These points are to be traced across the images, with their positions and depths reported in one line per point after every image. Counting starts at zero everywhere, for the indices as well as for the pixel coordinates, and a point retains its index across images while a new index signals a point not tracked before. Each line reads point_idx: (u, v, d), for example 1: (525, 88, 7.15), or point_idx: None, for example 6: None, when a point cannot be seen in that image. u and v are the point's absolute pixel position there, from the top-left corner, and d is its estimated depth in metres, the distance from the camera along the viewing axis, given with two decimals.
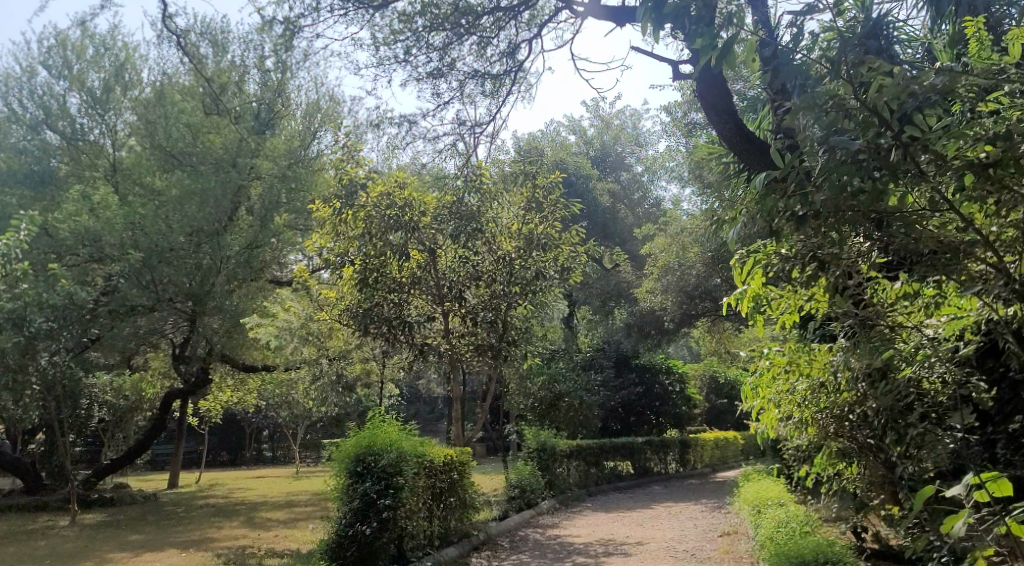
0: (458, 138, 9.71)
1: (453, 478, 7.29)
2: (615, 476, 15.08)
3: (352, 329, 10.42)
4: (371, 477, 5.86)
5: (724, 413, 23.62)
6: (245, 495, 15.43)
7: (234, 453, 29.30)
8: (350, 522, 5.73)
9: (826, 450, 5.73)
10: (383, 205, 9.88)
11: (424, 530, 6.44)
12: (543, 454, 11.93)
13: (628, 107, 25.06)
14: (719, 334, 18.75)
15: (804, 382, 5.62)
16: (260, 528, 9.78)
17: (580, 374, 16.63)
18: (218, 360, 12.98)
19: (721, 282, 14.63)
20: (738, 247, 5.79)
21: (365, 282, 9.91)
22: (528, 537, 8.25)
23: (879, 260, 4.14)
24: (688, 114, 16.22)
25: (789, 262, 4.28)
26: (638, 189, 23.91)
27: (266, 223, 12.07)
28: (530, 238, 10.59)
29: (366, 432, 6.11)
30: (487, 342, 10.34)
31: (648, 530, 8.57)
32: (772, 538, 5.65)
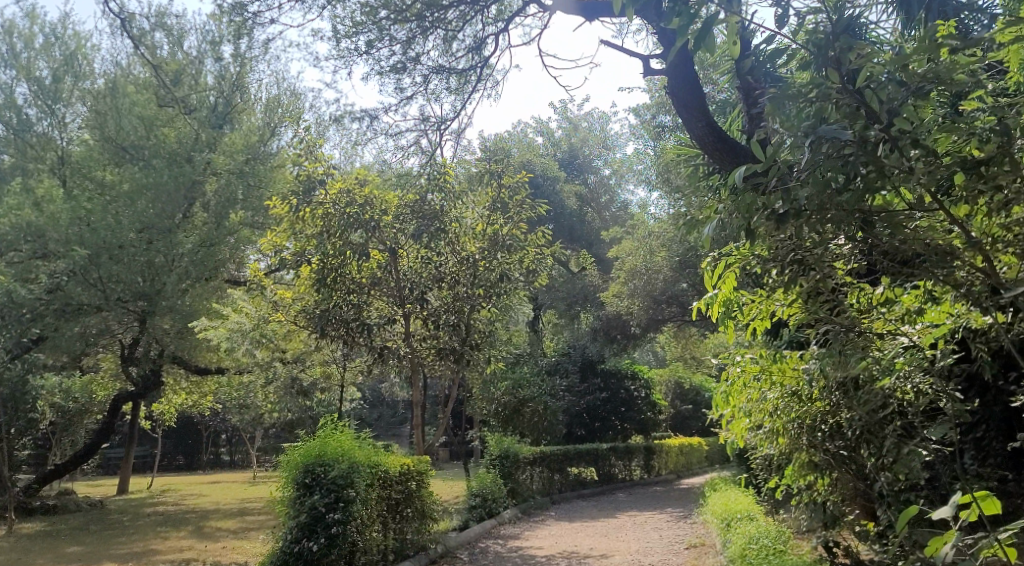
0: (422, 135, 9.40)
1: (409, 489, 6.95)
2: (579, 483, 14.82)
3: (308, 332, 10.02)
4: (320, 490, 5.52)
5: (689, 418, 23.55)
6: (198, 502, 14.87)
7: (190, 457, 28.51)
8: (296, 538, 5.36)
9: (796, 463, 5.51)
10: (343, 203, 9.54)
11: (377, 546, 6.08)
12: (506, 461, 11.61)
13: (597, 109, 24.91)
14: (685, 339, 18.61)
15: (777, 391, 5.40)
16: (208, 539, 9.32)
17: (545, 379, 16.36)
18: (169, 363, 12.45)
19: (688, 287, 14.48)
20: (710, 250, 5.60)
21: (322, 282, 9.46)
22: (489, 549, 7.93)
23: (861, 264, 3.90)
24: (656, 117, 16.10)
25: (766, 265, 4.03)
26: (604, 193, 23.79)
27: (221, 220, 11.56)
28: (495, 240, 10.24)
29: (316, 441, 5.77)
30: (448, 346, 10.02)
31: (612, 542, 8.32)
32: (744, 557, 5.35)
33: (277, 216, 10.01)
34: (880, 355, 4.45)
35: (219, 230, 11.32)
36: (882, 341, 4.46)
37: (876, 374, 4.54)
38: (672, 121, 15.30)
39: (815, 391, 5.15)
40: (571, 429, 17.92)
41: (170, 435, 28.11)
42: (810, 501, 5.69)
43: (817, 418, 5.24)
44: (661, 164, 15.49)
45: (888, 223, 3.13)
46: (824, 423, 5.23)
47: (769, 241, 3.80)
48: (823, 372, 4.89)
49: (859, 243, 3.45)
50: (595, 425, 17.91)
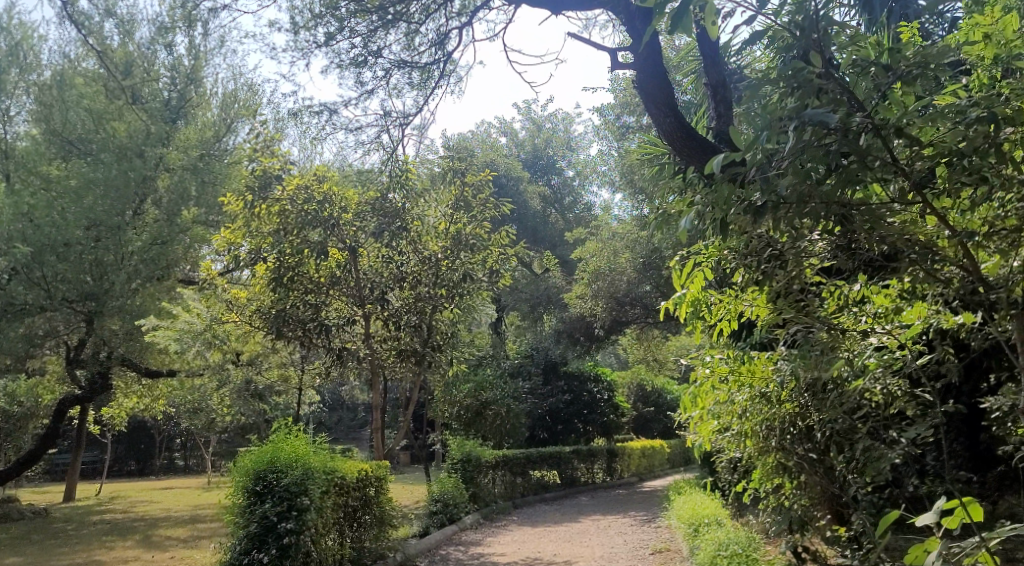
0: (383, 130, 9.15)
1: (366, 495, 6.69)
2: (542, 487, 14.67)
3: (264, 333, 9.69)
4: (272, 497, 5.26)
5: (651, 420, 23.59)
6: (148, 509, 14.36)
7: (143, 462, 27.68)
8: (245, 549, 5.09)
9: (764, 465, 5.43)
10: (301, 200, 9.21)
11: (334, 555, 5.82)
12: (468, 465, 11.39)
13: (560, 110, 24.87)
14: (648, 342, 18.59)
15: (745, 392, 5.28)
16: (157, 548, 8.91)
17: (508, 382, 16.18)
18: (117, 366, 11.95)
19: (652, 289, 14.42)
20: (678, 249, 5.49)
21: (278, 281, 9.12)
22: (449, 556, 7.70)
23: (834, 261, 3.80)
24: (620, 118, 16.06)
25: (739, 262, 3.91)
26: (568, 193, 23.72)
27: (173, 217, 11.03)
28: (457, 240, 9.96)
29: (268, 446, 5.48)
30: (410, 347, 9.81)
31: (576, 547, 8.18)
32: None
33: (231, 212, 9.65)
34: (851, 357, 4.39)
35: (171, 227, 10.87)
36: (853, 342, 4.41)
37: (846, 375, 4.48)
38: (635, 122, 15.28)
39: (783, 393, 5.07)
40: (533, 432, 17.77)
41: (121, 439, 27.28)
42: (777, 505, 5.62)
43: (785, 420, 5.16)
44: (625, 165, 15.45)
45: (868, 215, 3.01)
46: (792, 425, 5.17)
47: (743, 237, 3.68)
48: (794, 374, 4.80)
49: (837, 240, 3.33)
50: (557, 428, 17.88)
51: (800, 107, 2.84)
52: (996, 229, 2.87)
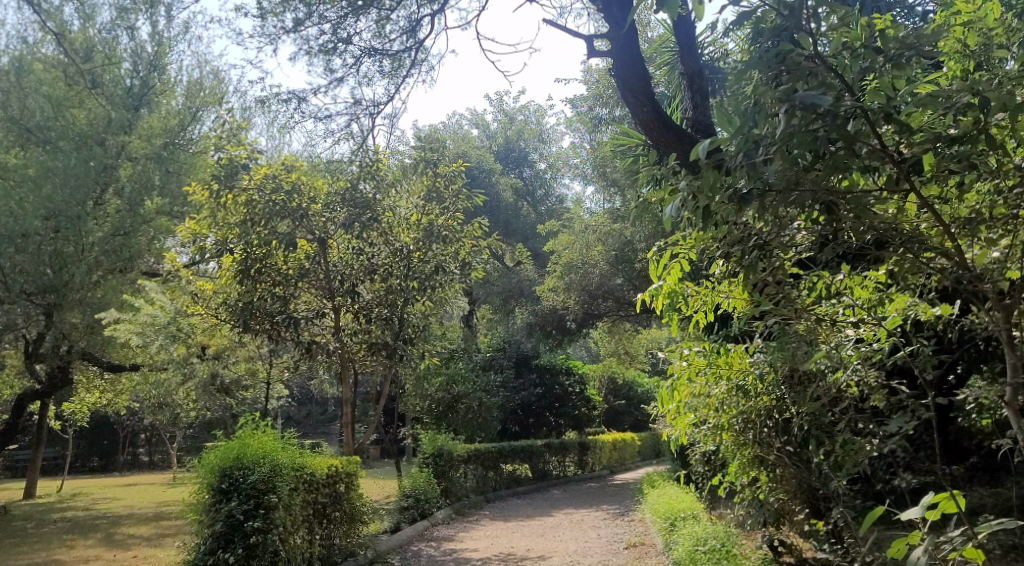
0: (353, 119, 8.95)
1: (337, 491, 6.53)
2: (514, 481, 14.58)
3: (231, 326, 9.44)
4: (238, 495, 5.06)
5: (622, 413, 23.66)
6: (110, 506, 13.98)
7: (106, 458, 27.08)
8: (211, 549, 4.91)
9: (741, 458, 5.40)
10: (269, 189, 8.96)
11: (303, 553, 5.66)
12: (439, 459, 11.26)
13: (532, 102, 24.75)
14: (619, 335, 18.58)
15: (723, 385, 5.21)
16: (119, 547, 8.63)
17: (480, 375, 16.05)
18: (78, 360, 11.59)
19: (624, 282, 14.37)
20: (656, 240, 5.41)
21: (246, 274, 8.88)
22: (421, 552, 7.58)
23: (815, 251, 3.75)
24: (593, 110, 15.99)
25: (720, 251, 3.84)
26: (540, 186, 23.65)
27: (135, 207, 10.65)
28: (429, 230, 9.77)
29: (235, 442, 5.30)
30: (381, 341, 9.63)
31: (549, 542, 8.10)
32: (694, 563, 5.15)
33: (196, 202, 9.37)
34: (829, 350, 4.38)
35: (133, 217, 10.53)
36: (831, 334, 4.39)
37: (824, 368, 4.46)
38: (608, 113, 15.23)
39: (761, 385, 5.03)
40: (505, 425, 17.71)
41: (83, 435, 26.67)
42: (753, 497, 5.60)
43: (762, 413, 5.14)
44: (598, 158, 15.39)
45: (855, 205, 2.97)
46: (768, 418, 5.15)
47: (725, 227, 3.61)
48: (772, 367, 4.77)
49: (821, 230, 3.29)
50: (528, 421, 17.86)
51: (790, 91, 2.78)
52: (985, 217, 2.85)
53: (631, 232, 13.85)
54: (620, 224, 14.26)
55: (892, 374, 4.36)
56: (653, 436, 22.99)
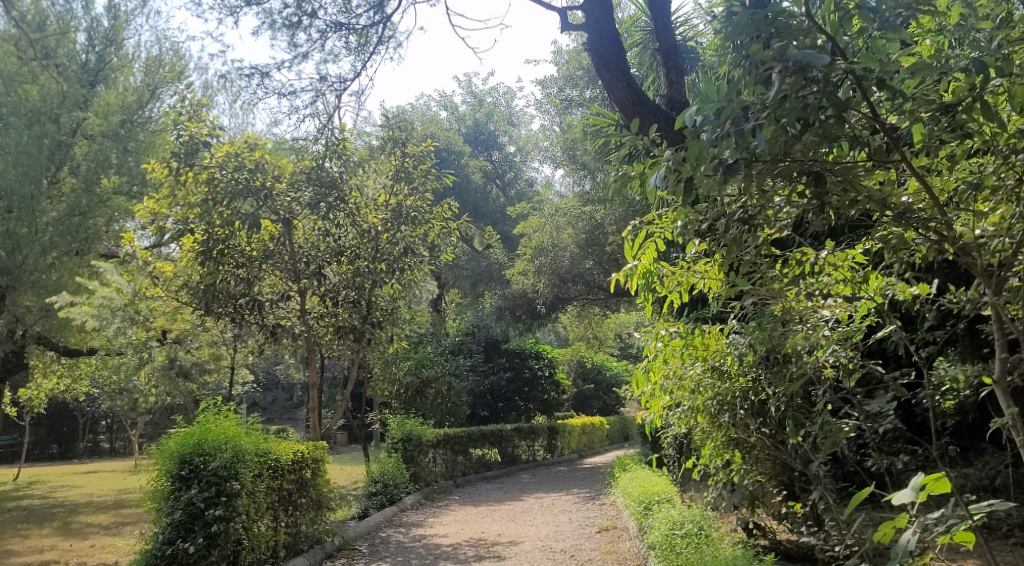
0: (318, 95, 8.69)
1: (303, 477, 6.33)
2: (483, 465, 14.48)
3: (192, 309, 9.13)
4: (198, 482, 4.85)
5: (591, 398, 23.69)
6: (68, 494, 13.53)
7: (65, 446, 26.39)
8: (169, 539, 4.68)
9: (715, 440, 5.33)
10: (231, 167, 8.62)
11: (268, 541, 5.46)
12: (408, 444, 11.11)
13: (502, 85, 24.54)
14: (589, 320, 18.55)
15: (699, 366, 5.11)
16: (74, 536, 8.29)
17: (450, 359, 15.91)
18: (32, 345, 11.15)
19: (595, 265, 14.31)
20: (632, 218, 5.28)
21: (207, 255, 8.55)
22: (390, 539, 7.42)
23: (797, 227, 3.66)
24: (562, 91, 15.87)
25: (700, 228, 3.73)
26: (509, 169, 23.50)
27: (91, 185, 10.24)
28: (397, 211, 9.51)
29: (195, 427, 5.07)
30: (348, 324, 9.34)
31: (520, 527, 7.99)
32: (671, 548, 5.06)
33: (155, 181, 8.99)
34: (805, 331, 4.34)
35: (90, 197, 10.11)
36: (808, 315, 4.33)
37: (803, 349, 4.39)
38: (578, 95, 15.12)
39: (736, 367, 4.95)
40: (474, 410, 17.62)
41: (40, 422, 25.94)
42: (726, 480, 5.54)
43: (738, 396, 5.05)
44: (568, 140, 15.27)
45: (844, 177, 2.92)
46: (744, 400, 5.06)
47: (708, 203, 3.50)
48: (750, 348, 4.66)
49: (807, 205, 3.22)
50: (497, 405, 17.81)
51: (783, 51, 2.70)
52: (975, 188, 2.79)
53: (602, 215, 13.75)
54: (590, 207, 14.16)
55: (869, 354, 4.31)
56: (621, 421, 23.06)
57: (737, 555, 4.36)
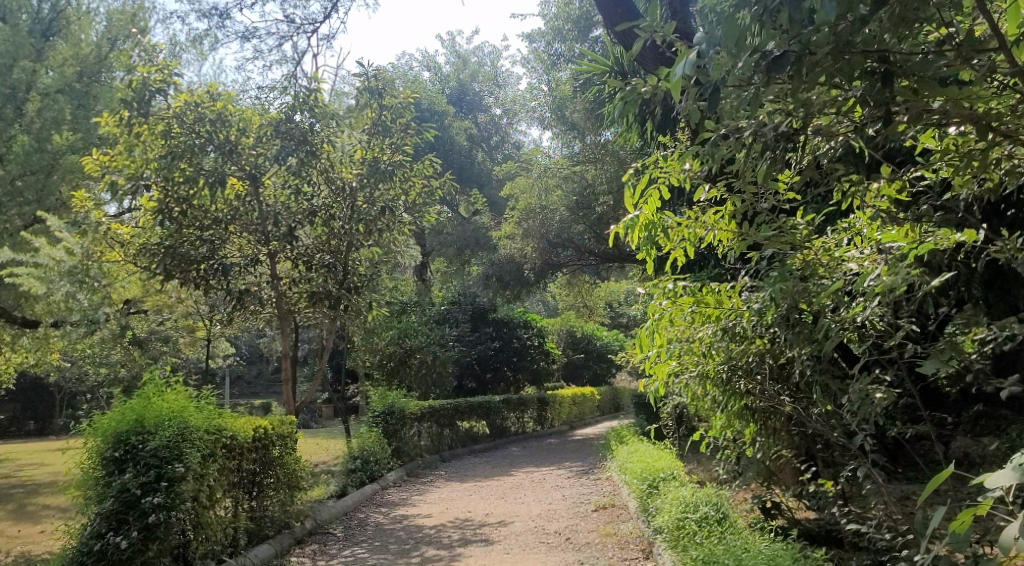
0: (287, 40, 7.94)
1: (266, 457, 5.68)
2: (470, 438, 13.92)
3: (151, 276, 8.18)
4: (135, 465, 4.18)
5: (580, 367, 23.17)
6: (31, 474, 12.74)
7: (43, 422, 25.65)
8: (99, 532, 4.00)
9: (726, 413, 4.73)
10: (190, 119, 7.75)
11: (223, 529, 4.84)
12: (390, 418, 10.49)
13: (486, 44, 23.79)
14: (578, 288, 17.97)
15: (710, 328, 4.46)
16: (26, 520, 7.59)
17: (435, 329, 15.28)
18: None
19: (586, 229, 13.64)
20: (632, 164, 4.61)
21: (164, 215, 7.75)
22: (368, 521, 6.83)
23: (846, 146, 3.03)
24: (550, 46, 15.25)
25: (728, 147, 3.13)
26: (494, 133, 22.96)
27: (41, 142, 9.17)
28: (374, 167, 8.64)
29: (135, 400, 4.40)
30: (323, 290, 8.39)
31: (511, 506, 7.43)
32: (687, 537, 4.52)
33: (109, 136, 8.17)
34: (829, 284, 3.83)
35: (42, 155, 9.07)
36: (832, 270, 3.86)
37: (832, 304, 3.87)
38: (567, 49, 14.40)
39: (750, 326, 4.35)
40: (461, 381, 17.04)
41: (16, 398, 25.19)
42: (740, 454, 4.98)
43: (753, 360, 4.41)
44: (557, 98, 14.62)
45: (915, 78, 2.40)
46: (760, 366, 4.42)
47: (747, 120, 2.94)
48: (768, 303, 4.04)
49: (866, 117, 2.70)
50: (485, 376, 17.25)
51: None
52: None
53: (592, 175, 13.12)
54: (579, 167, 13.48)
55: (900, 310, 3.78)
56: (612, 392, 22.56)
57: (768, 550, 3.80)
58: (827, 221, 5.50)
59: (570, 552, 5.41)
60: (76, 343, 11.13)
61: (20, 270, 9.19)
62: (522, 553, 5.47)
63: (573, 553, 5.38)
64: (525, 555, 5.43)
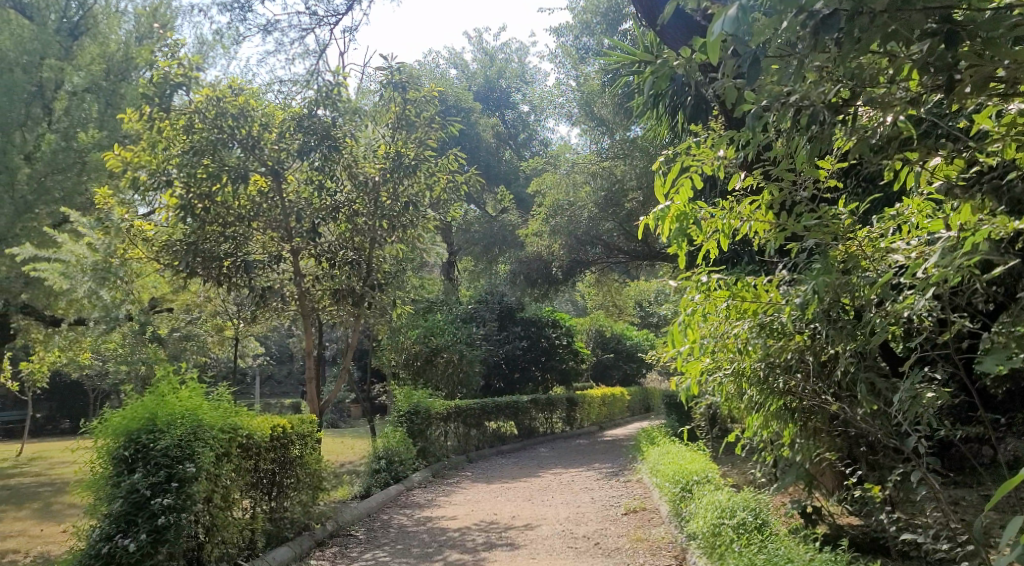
0: (309, 33, 7.83)
1: (286, 456, 5.53)
2: (497, 438, 13.74)
3: (174, 274, 8.10)
4: (144, 466, 4.05)
5: (610, 368, 22.86)
6: (60, 473, 12.79)
7: (76, 422, 25.98)
8: (107, 534, 3.89)
9: (764, 415, 4.40)
10: (212, 115, 7.67)
11: (240, 531, 4.72)
12: (416, 418, 10.34)
13: (513, 41, 23.64)
14: (607, 287, 17.71)
15: (746, 324, 4.14)
16: (50, 519, 7.57)
17: (462, 328, 15.13)
18: (18, 316, 10.44)
19: (615, 227, 13.39)
20: (664, 150, 4.31)
21: (187, 211, 7.57)
22: (391, 523, 6.65)
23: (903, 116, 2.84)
24: (579, 40, 15.06)
25: (771, 121, 2.96)
26: (522, 130, 22.79)
27: (68, 139, 9.11)
28: (398, 162, 8.46)
29: (148, 397, 4.28)
30: (347, 287, 8.39)
31: (538, 508, 7.22)
32: (725, 546, 4.27)
33: (132, 132, 8.07)
34: (876, 277, 3.55)
35: (68, 153, 9.05)
36: (878, 261, 3.61)
37: (877, 297, 3.59)
38: (596, 43, 14.17)
39: (789, 322, 4.08)
40: (489, 381, 16.89)
41: (50, 398, 25.55)
42: (778, 455, 4.71)
43: (793, 358, 4.13)
44: (584, 93, 14.42)
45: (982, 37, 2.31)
46: (800, 363, 4.14)
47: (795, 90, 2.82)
48: (811, 298, 3.69)
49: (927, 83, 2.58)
50: (513, 376, 17.08)
51: None
52: None
53: (621, 170, 12.89)
54: (608, 163, 13.26)
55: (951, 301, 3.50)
56: (642, 393, 22.22)
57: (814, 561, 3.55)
58: (872, 212, 5.21)
59: (599, 558, 5.17)
60: (103, 341, 11.14)
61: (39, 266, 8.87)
62: (548, 557, 5.27)
63: (603, 559, 5.15)
64: (552, 560, 5.23)
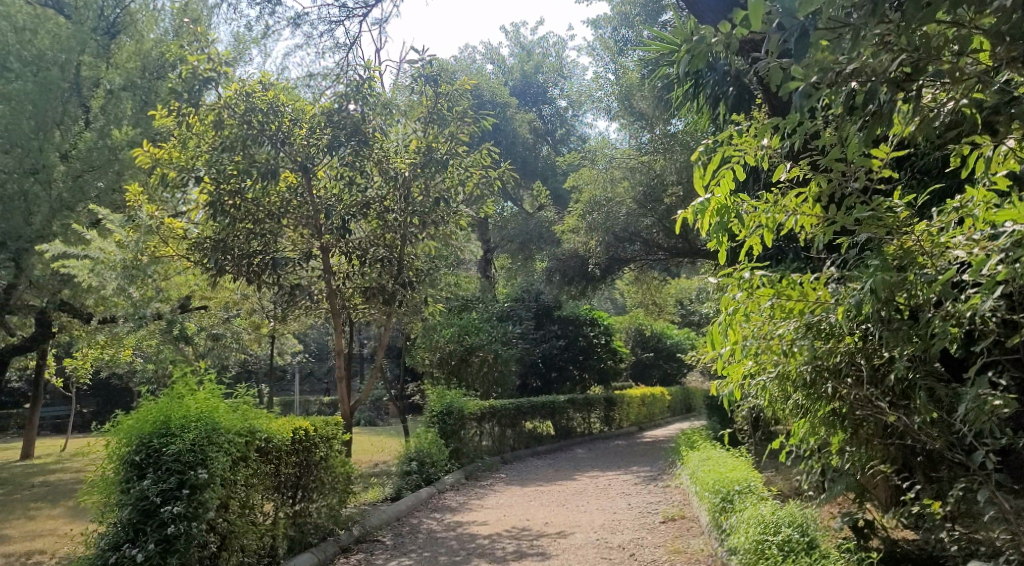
0: (338, 25, 7.68)
1: (309, 459, 5.38)
2: (533, 439, 13.50)
3: (204, 271, 8.02)
4: (154, 471, 3.93)
5: (649, 367, 22.45)
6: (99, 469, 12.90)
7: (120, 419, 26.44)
8: (115, 543, 3.78)
9: (810, 422, 4.11)
10: (240, 110, 7.56)
11: (259, 538, 4.59)
12: (449, 418, 10.17)
13: (551, 35, 23.36)
14: (646, 285, 17.34)
15: (792, 324, 3.86)
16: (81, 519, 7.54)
17: (497, 326, 14.92)
18: (57, 314, 10.51)
19: (655, 222, 13.03)
20: (704, 139, 4.01)
21: (217, 208, 7.47)
22: (419, 528, 6.45)
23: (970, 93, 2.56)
24: (618, 32, 14.75)
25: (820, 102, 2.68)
26: (559, 125, 22.52)
27: (103, 137, 9.11)
28: (429, 157, 8.32)
29: (163, 400, 4.16)
30: (378, 285, 8.24)
31: (571, 515, 6.95)
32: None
33: (163, 129, 8.01)
34: (936, 274, 3.22)
35: (102, 150, 9.04)
36: (938, 258, 3.27)
37: (936, 297, 3.26)
38: (634, 33, 13.81)
39: (838, 323, 3.75)
40: (526, 380, 16.65)
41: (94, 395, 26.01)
42: (827, 467, 4.38)
43: (842, 362, 3.80)
44: (623, 86, 14.11)
45: None
46: (851, 369, 3.80)
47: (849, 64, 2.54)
48: (866, 296, 3.36)
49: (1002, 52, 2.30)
50: (551, 375, 16.82)
51: None
52: None
53: (661, 165, 12.54)
54: (647, 157, 12.94)
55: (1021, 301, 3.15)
56: (683, 393, 21.77)
57: None
58: (929, 204, 4.84)
59: None
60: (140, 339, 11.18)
61: (71, 263, 8.82)
62: None
63: None
64: None
